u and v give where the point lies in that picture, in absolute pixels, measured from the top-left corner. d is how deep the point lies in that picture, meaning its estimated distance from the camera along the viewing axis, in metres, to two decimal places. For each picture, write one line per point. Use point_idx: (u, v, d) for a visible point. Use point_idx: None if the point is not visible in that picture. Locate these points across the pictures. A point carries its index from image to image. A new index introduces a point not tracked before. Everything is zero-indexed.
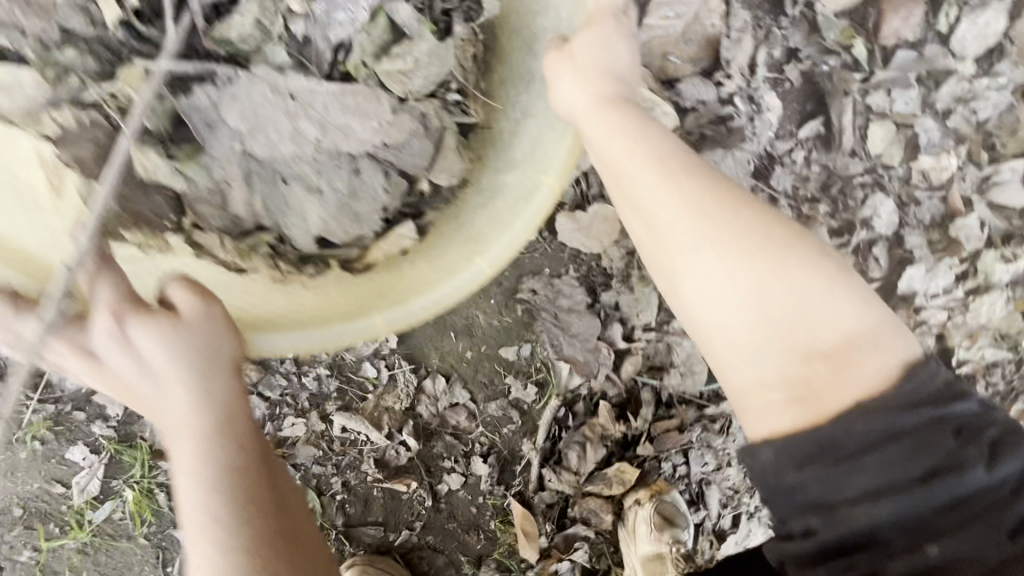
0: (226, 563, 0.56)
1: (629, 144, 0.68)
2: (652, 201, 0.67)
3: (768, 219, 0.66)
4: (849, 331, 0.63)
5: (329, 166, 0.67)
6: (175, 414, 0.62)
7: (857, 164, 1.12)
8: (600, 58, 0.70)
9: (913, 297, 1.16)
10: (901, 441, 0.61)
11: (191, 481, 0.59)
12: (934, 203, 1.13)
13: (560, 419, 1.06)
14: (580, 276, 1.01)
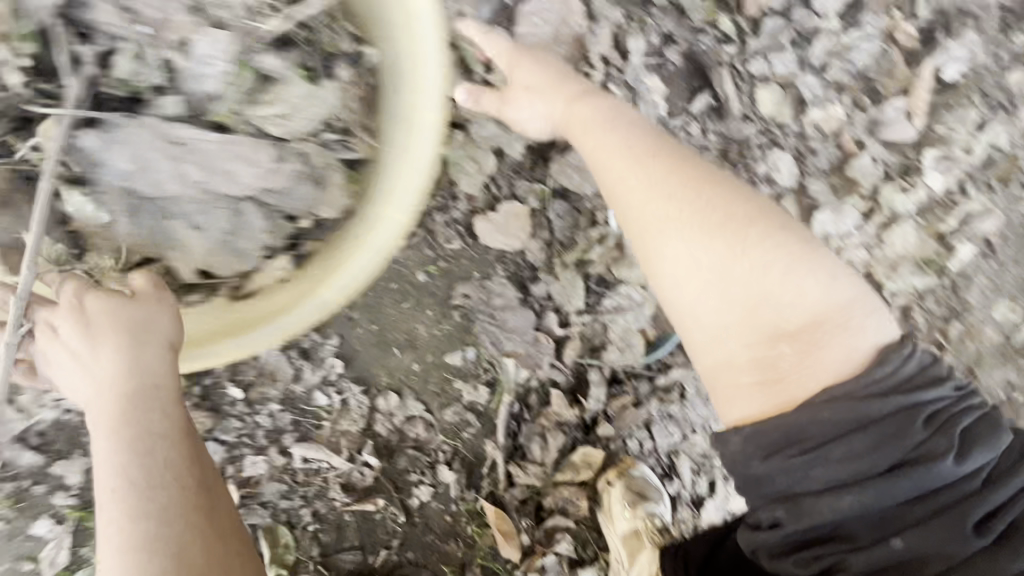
0: (144, 519, 0.69)
1: (597, 147, 0.83)
2: (620, 195, 0.80)
3: (738, 214, 0.75)
4: (818, 314, 0.71)
5: (212, 207, 0.82)
6: (104, 375, 0.75)
7: (751, 127, 1.20)
8: (553, 82, 0.90)
9: (831, 240, 1.24)
10: (868, 430, 0.66)
11: (112, 439, 0.72)
12: (830, 150, 1.23)
13: (516, 415, 1.10)
14: (509, 274, 1.07)
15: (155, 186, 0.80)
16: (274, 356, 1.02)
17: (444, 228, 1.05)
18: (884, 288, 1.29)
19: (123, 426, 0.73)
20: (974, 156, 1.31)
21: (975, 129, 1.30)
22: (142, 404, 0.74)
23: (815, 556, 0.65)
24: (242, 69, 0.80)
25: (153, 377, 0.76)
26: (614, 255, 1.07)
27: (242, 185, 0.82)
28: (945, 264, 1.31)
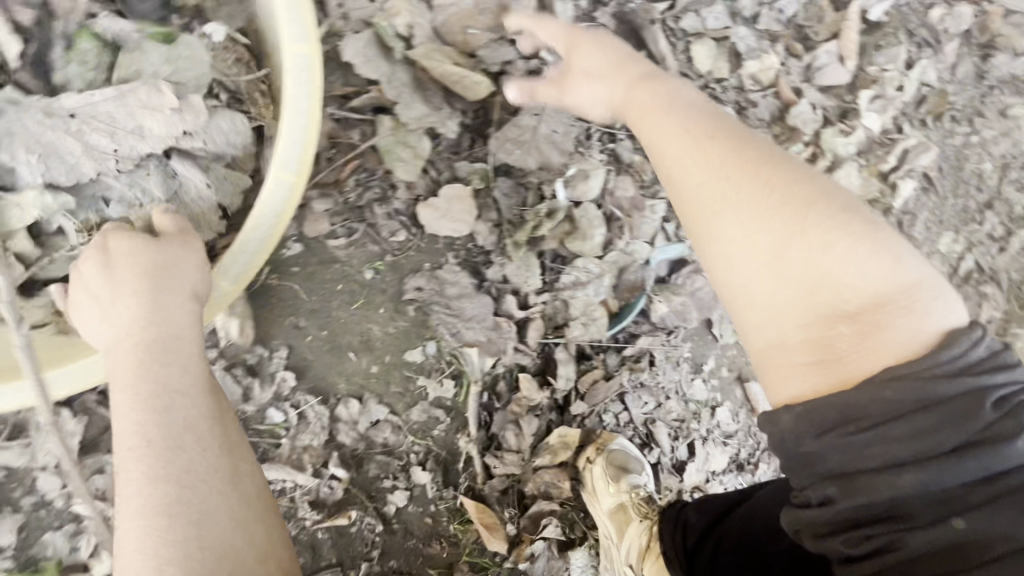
0: (146, 480, 0.65)
1: (653, 122, 0.76)
2: (673, 165, 0.71)
3: (796, 187, 0.64)
4: (883, 293, 0.59)
5: (138, 172, 0.86)
6: (122, 322, 0.73)
7: (691, 85, 1.18)
8: (599, 64, 0.84)
9: None
10: (930, 410, 0.54)
11: (127, 389, 0.69)
12: (769, 100, 1.22)
13: (486, 405, 1.07)
14: (461, 261, 1.02)
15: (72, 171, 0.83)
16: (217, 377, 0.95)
17: (385, 220, 0.99)
18: None
19: (137, 379, 0.69)
20: (906, 93, 1.35)
21: (903, 67, 1.34)
22: (162, 356, 0.72)
23: (865, 535, 0.54)
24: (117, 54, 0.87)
25: (171, 328, 0.74)
26: (566, 228, 1.04)
27: (156, 137, 0.85)
28: (891, 202, 1.34)
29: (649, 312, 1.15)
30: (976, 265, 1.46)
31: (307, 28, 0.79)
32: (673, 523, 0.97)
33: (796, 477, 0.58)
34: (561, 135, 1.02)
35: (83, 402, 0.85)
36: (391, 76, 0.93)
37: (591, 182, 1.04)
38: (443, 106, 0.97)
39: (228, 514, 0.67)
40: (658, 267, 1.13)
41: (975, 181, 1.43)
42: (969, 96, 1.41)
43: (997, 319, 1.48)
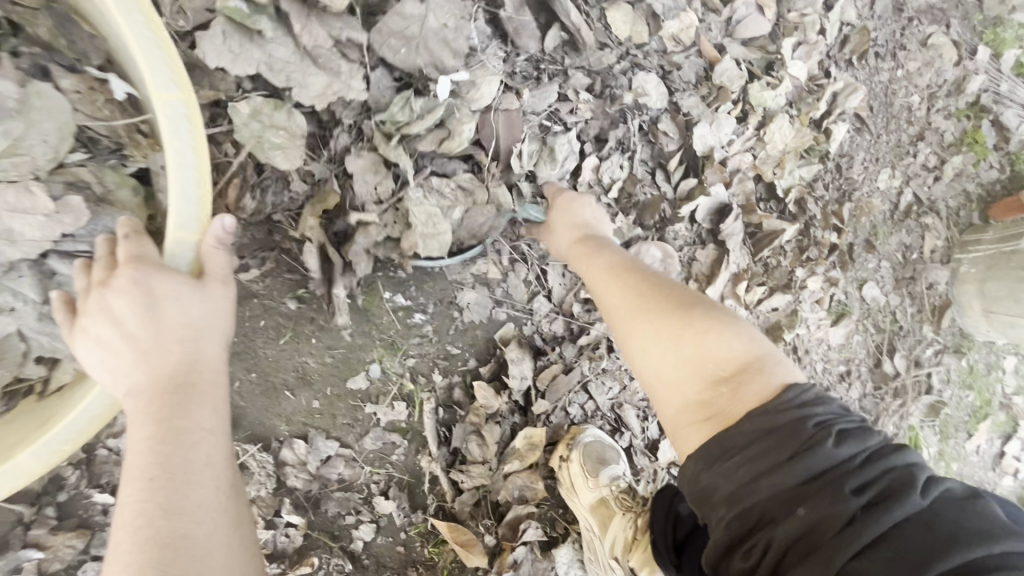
0: (145, 531, 0.47)
1: (589, 255, 0.86)
2: (600, 291, 0.81)
3: (683, 293, 0.74)
4: (746, 361, 0.66)
5: (9, 280, 0.65)
6: (159, 364, 0.55)
7: (611, 55, 1.12)
8: (578, 216, 0.95)
9: (714, 152, 1.21)
10: (773, 432, 0.59)
11: (149, 439, 0.51)
12: (692, 61, 1.18)
13: (445, 419, 1.02)
14: (387, 279, 0.98)
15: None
16: None
17: (301, 242, 0.91)
18: (775, 187, 1.29)
19: (169, 427, 0.52)
20: (829, 36, 1.32)
21: (823, 9, 1.30)
22: (195, 398, 0.55)
23: (748, 548, 0.57)
24: None
25: (213, 371, 0.58)
26: (441, 132, 0.91)
27: (28, 243, 0.64)
28: (825, 148, 1.34)
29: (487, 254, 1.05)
30: (915, 198, 1.47)
31: (147, 18, 0.56)
32: (664, 518, 0.96)
33: (705, 516, 0.62)
34: (452, 32, 0.87)
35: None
36: (268, 59, 0.79)
37: (486, 87, 0.94)
38: (341, 65, 0.83)
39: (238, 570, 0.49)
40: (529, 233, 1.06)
41: (904, 115, 1.43)
42: (890, 31, 1.40)
43: (938, 248, 1.52)
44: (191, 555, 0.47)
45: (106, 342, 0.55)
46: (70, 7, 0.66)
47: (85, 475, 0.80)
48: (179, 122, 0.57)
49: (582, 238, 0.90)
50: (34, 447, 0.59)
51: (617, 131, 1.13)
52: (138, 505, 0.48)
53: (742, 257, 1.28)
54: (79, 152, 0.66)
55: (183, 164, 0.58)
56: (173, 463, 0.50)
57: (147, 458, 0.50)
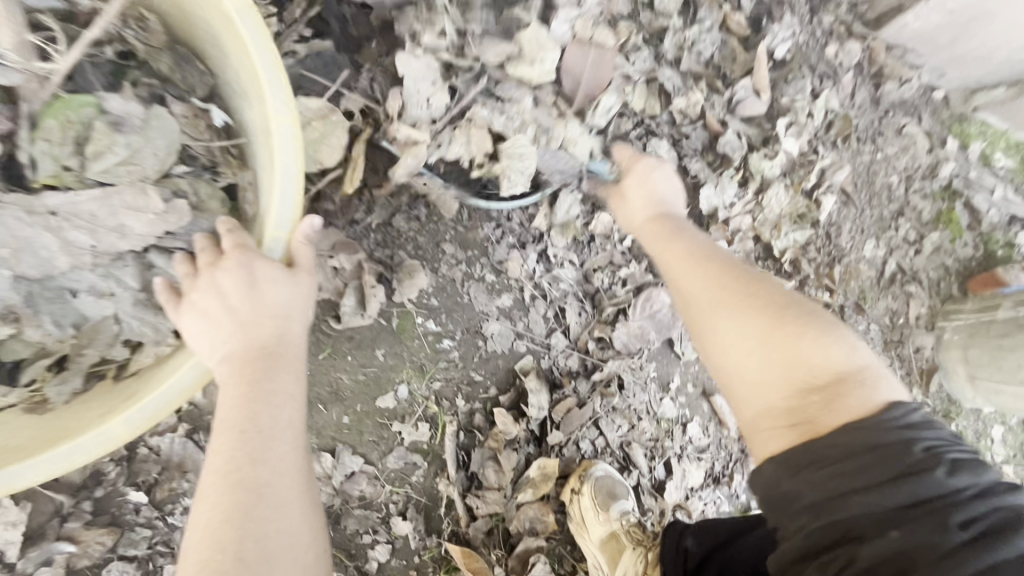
0: (237, 473, 0.56)
1: (676, 238, 0.86)
2: (678, 275, 0.81)
3: (778, 294, 0.74)
4: (845, 372, 0.66)
5: (116, 268, 0.70)
6: (253, 335, 0.64)
7: (629, 122, 1.29)
8: (650, 190, 0.94)
9: (717, 212, 1.34)
10: (876, 450, 0.59)
11: (240, 399, 0.60)
12: (699, 131, 1.34)
13: (465, 444, 1.06)
14: (418, 304, 1.06)
15: (44, 265, 0.67)
16: (177, 445, 0.86)
17: (353, 266, 1.00)
18: (773, 247, 1.42)
19: (258, 390, 0.61)
20: (816, 120, 1.46)
21: (811, 97, 1.45)
22: (280, 367, 0.64)
23: (827, 559, 0.57)
24: (53, 115, 0.66)
25: (295, 347, 0.67)
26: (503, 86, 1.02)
27: (136, 238, 0.70)
28: (816, 216, 1.48)
29: (505, 267, 1.14)
30: (899, 268, 1.60)
31: (268, 46, 0.62)
32: (673, 551, 1.00)
33: (778, 522, 0.63)
34: None
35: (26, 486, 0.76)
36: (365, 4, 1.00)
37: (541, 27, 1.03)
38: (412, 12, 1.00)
39: (305, 518, 0.58)
40: (539, 263, 1.17)
41: (885, 194, 1.57)
42: (870, 120, 1.53)
43: (922, 315, 1.63)
44: (271, 499, 0.56)
45: (209, 313, 0.64)
46: (190, 48, 0.77)
47: (125, 472, 0.83)
48: (287, 142, 0.64)
49: (656, 214, 0.91)
50: (126, 416, 0.62)
51: None
52: (225, 451, 0.58)
53: None
54: (182, 166, 0.74)
55: (284, 175, 0.64)
56: (261, 419, 0.60)
57: (237, 412, 0.59)
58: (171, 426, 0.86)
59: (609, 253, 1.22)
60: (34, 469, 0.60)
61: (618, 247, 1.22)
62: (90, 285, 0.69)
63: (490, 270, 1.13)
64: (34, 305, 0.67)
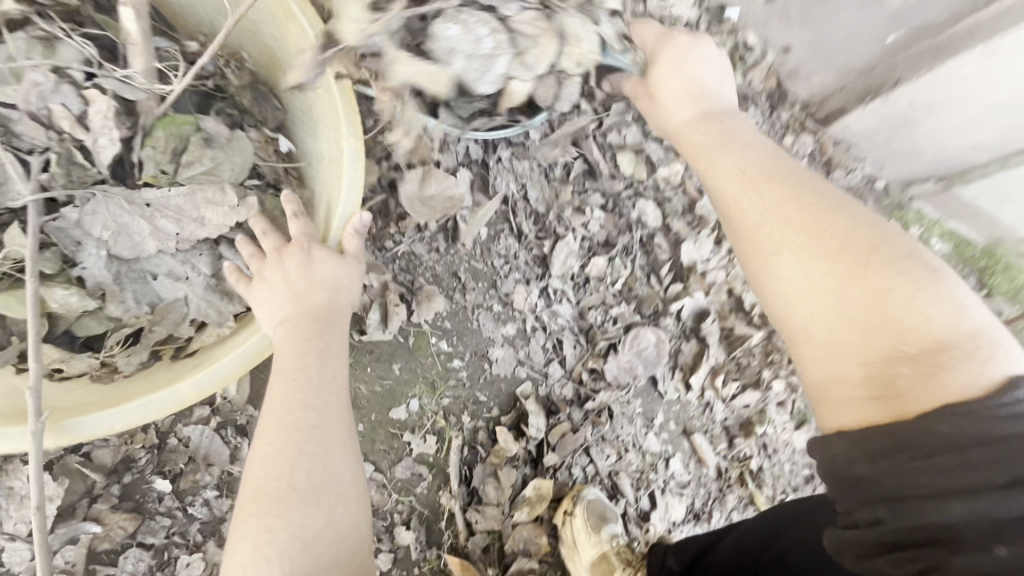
0: (296, 416, 0.72)
1: (746, 174, 0.77)
2: (736, 202, 0.76)
3: (865, 237, 0.67)
4: (948, 340, 0.59)
5: (190, 255, 0.82)
6: (308, 305, 0.79)
7: (620, 183, 1.39)
8: (695, 81, 0.89)
9: (696, 265, 1.48)
10: (991, 445, 0.53)
11: (298, 357, 0.75)
12: (680, 197, 1.45)
13: (468, 460, 1.14)
14: (432, 325, 1.17)
15: (136, 248, 0.79)
16: (206, 438, 0.91)
17: (380, 286, 1.14)
18: (744, 300, 1.53)
19: (310, 350, 0.76)
20: None
21: None
22: (328, 332, 0.80)
23: (906, 558, 0.55)
24: (159, 130, 0.79)
25: (340, 317, 0.83)
26: None
27: (211, 227, 0.81)
28: None
29: (512, 300, 1.27)
30: None
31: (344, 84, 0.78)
32: (659, 570, 1.06)
33: (841, 501, 0.59)
34: None
35: (65, 463, 0.81)
36: None
37: None
38: None
39: (348, 457, 0.74)
40: (541, 299, 1.31)
41: None
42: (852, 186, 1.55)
43: None
44: (322, 436, 0.72)
45: (275, 284, 0.78)
46: (268, 85, 0.92)
47: (154, 461, 0.88)
48: (350, 161, 0.79)
49: (705, 114, 0.87)
50: (191, 383, 0.75)
51: (623, 241, 1.39)
52: (284, 400, 0.73)
53: (719, 354, 1.52)
54: (254, 179, 0.87)
55: (348, 185, 0.79)
56: (312, 374, 0.75)
57: (293, 365, 0.75)
58: (203, 418, 0.92)
59: (602, 294, 1.37)
60: (113, 417, 0.72)
61: (610, 289, 1.38)
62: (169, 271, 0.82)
63: (498, 300, 1.26)
64: (120, 285, 0.79)
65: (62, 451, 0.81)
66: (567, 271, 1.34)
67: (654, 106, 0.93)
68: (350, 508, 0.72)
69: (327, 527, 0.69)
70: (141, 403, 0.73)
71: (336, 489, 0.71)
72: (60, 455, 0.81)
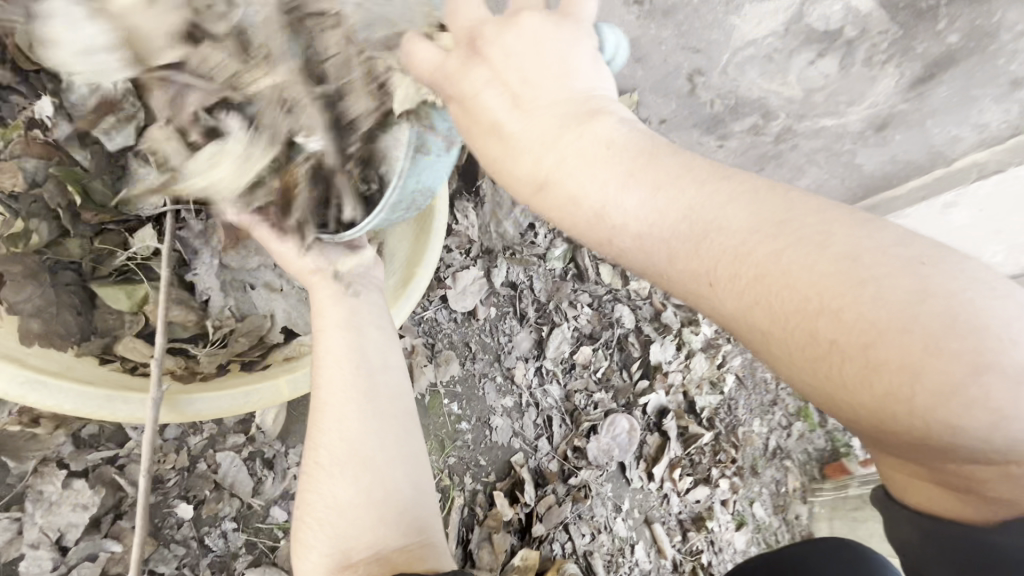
0: (330, 390, 0.73)
1: (690, 278, 0.43)
2: (685, 288, 0.44)
3: (941, 334, 0.34)
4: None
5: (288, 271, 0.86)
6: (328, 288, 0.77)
7: (602, 289, 1.60)
8: (537, 54, 0.52)
9: (661, 364, 1.67)
10: None
11: (325, 334, 0.76)
12: (648, 305, 1.68)
13: (466, 521, 1.26)
14: (444, 387, 1.31)
15: (241, 261, 0.82)
16: (235, 466, 0.93)
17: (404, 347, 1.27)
18: (695, 402, 1.74)
19: (337, 329, 0.76)
20: None
21: None
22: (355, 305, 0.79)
23: None
24: None
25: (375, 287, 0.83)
26: None
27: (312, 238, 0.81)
28: (724, 385, 1.80)
29: (513, 375, 1.42)
30: (778, 445, 1.90)
31: None
32: None
33: None
34: None
35: (100, 473, 0.82)
36: None
37: None
38: None
39: (380, 429, 0.74)
40: (535, 377, 1.46)
41: (770, 382, 1.90)
42: None
43: (797, 488, 1.93)
44: (354, 410, 0.73)
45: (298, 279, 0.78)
46: None
47: (182, 483, 0.89)
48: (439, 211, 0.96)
49: (574, 111, 0.50)
50: (286, 380, 0.84)
51: (603, 337, 1.59)
52: (321, 377, 0.74)
53: (677, 448, 1.68)
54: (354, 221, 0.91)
55: (435, 233, 0.96)
56: (343, 352, 0.75)
57: (321, 346, 0.75)
58: (236, 445, 0.94)
59: (585, 380, 1.54)
60: (219, 400, 0.77)
61: (591, 377, 1.55)
62: (267, 283, 0.84)
63: (500, 373, 1.40)
64: (223, 293, 0.81)
65: (99, 459, 0.82)
66: (559, 355, 1.50)
67: (491, 154, 0.53)
68: (384, 475, 0.72)
69: (372, 490, 0.71)
70: (242, 392, 0.79)
71: (362, 460, 0.71)
72: (96, 464, 0.81)
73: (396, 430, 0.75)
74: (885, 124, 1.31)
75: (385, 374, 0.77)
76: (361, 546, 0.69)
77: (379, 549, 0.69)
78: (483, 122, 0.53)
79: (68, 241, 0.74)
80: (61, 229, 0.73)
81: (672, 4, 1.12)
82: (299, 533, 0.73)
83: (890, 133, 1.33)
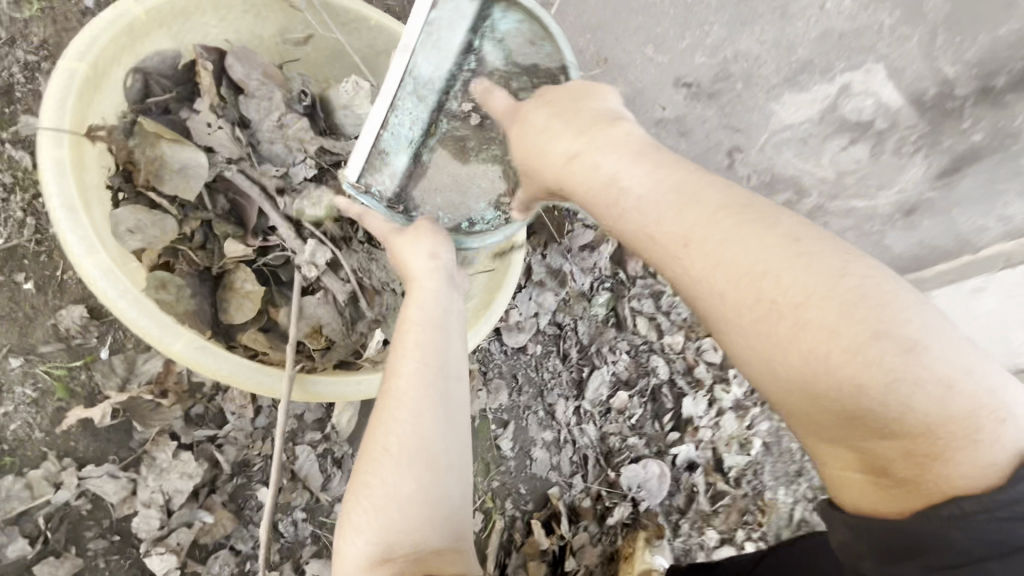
0: (408, 378, 0.74)
1: (667, 228, 0.63)
2: (656, 234, 0.64)
3: (833, 302, 0.54)
4: (902, 383, 0.53)
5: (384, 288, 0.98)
6: (426, 281, 0.81)
7: (641, 338, 1.64)
8: (576, 92, 0.77)
9: (693, 418, 1.67)
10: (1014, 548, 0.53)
11: (412, 324, 0.77)
12: (683, 360, 1.68)
13: (505, 544, 1.41)
14: (494, 413, 1.43)
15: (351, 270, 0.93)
16: (311, 460, 1.01)
17: None
18: (724, 461, 1.71)
19: (424, 323, 0.77)
20: None
21: None
22: (447, 300, 0.81)
23: None
24: None
25: (460, 292, 0.84)
26: None
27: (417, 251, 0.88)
28: (754, 446, 1.75)
29: (555, 411, 1.50)
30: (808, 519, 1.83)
31: None
32: None
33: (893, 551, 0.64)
34: None
35: (203, 449, 0.93)
36: None
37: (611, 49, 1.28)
38: None
39: (446, 430, 0.73)
40: (574, 416, 1.53)
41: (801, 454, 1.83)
42: None
43: None
44: (427, 403, 0.73)
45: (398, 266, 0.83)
46: None
47: (264, 470, 0.98)
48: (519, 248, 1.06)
49: (590, 118, 0.73)
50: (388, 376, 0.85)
51: (639, 385, 1.62)
52: (403, 362, 0.75)
53: (704, 504, 1.66)
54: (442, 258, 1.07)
55: (513, 266, 1.05)
56: (427, 347, 0.76)
57: (408, 333, 0.76)
58: (313, 441, 1.02)
59: (619, 424, 1.58)
60: (339, 387, 0.82)
61: (626, 422, 1.59)
62: (370, 293, 0.92)
63: (542, 408, 1.49)
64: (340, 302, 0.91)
65: (203, 436, 0.94)
66: (597, 397, 1.56)
67: (531, 141, 0.75)
68: (442, 476, 0.71)
69: (431, 490, 0.70)
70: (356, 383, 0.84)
71: (426, 459, 0.70)
72: (201, 441, 0.93)
73: (462, 438, 0.75)
74: (913, 209, 1.40)
75: (458, 380, 0.77)
76: (406, 542, 0.67)
77: (419, 549, 0.67)
78: (524, 125, 0.76)
79: (218, 244, 0.87)
80: (213, 233, 0.87)
81: (717, 88, 1.30)
82: (348, 514, 0.71)
83: (916, 218, 1.43)
